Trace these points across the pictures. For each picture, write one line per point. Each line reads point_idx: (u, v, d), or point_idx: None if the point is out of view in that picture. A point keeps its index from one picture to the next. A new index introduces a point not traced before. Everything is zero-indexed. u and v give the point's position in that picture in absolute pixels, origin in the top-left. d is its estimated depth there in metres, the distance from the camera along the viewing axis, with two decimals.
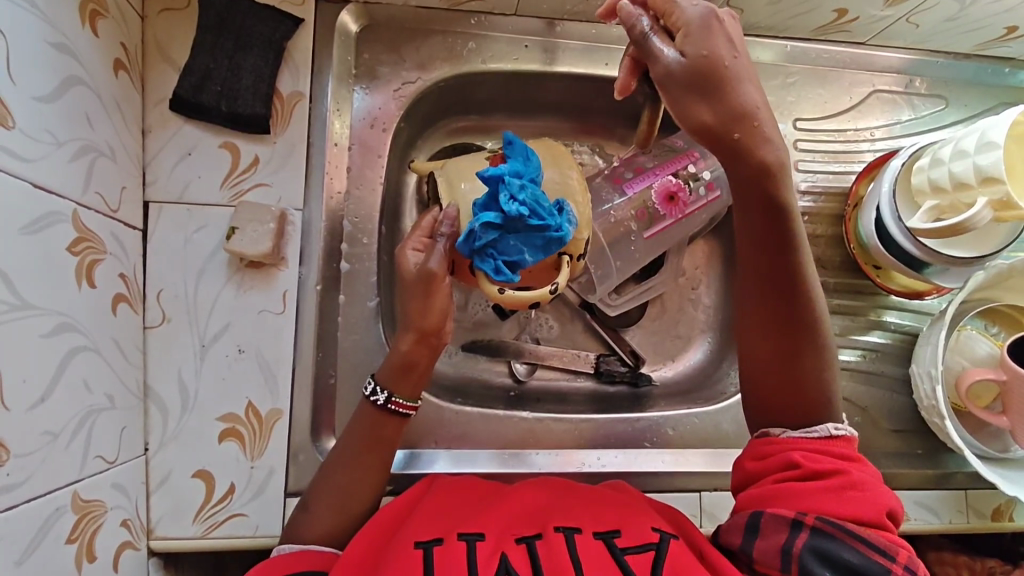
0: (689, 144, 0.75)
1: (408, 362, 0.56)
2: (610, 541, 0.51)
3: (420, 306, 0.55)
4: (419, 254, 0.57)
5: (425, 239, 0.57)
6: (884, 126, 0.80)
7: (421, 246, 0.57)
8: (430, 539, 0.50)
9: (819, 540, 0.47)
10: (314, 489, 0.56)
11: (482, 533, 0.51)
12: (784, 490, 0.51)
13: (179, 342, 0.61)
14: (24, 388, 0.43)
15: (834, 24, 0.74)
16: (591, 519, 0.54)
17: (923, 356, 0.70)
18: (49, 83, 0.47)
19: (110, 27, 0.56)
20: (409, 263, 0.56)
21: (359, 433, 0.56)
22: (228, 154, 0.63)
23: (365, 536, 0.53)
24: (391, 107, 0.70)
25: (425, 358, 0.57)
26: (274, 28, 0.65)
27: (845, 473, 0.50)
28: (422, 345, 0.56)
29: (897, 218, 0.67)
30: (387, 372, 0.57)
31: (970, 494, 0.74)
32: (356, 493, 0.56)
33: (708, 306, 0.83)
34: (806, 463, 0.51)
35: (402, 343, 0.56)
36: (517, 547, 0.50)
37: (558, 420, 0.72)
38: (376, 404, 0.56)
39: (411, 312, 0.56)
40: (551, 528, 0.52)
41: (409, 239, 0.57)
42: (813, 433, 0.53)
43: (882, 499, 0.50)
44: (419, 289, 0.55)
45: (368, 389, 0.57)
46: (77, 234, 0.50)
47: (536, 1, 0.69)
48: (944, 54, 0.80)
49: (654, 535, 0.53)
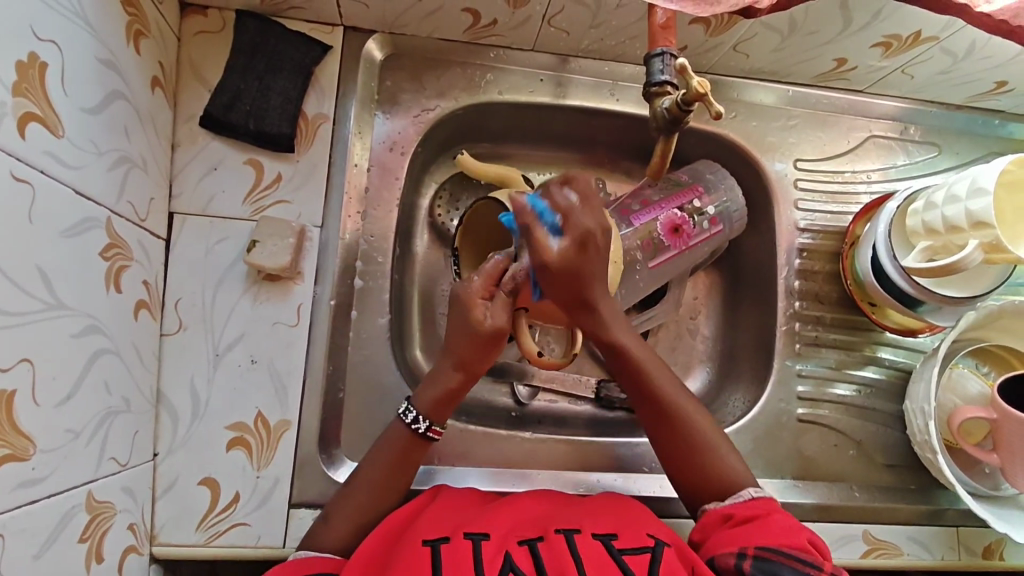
0: (693, 179, 0.76)
1: (450, 394, 0.58)
2: (608, 542, 0.53)
3: (474, 353, 0.56)
4: (485, 304, 0.56)
5: (491, 287, 0.56)
6: (879, 169, 0.83)
7: (488, 296, 0.56)
8: (437, 537, 0.51)
9: (763, 563, 0.51)
10: (337, 503, 0.57)
11: (486, 533, 0.53)
12: (722, 538, 0.55)
13: (195, 351, 0.62)
14: (53, 385, 0.44)
15: (834, 72, 0.78)
16: (590, 522, 0.56)
17: (917, 393, 0.72)
18: (94, 96, 0.50)
19: (150, 46, 0.59)
20: (478, 314, 0.55)
21: (390, 450, 0.58)
22: (252, 170, 0.66)
23: (376, 534, 0.54)
24: (410, 132, 0.73)
25: (463, 388, 0.59)
26: (304, 53, 0.68)
27: (767, 511, 0.55)
28: (467, 380, 0.59)
29: (893, 257, 0.70)
30: (428, 402, 0.58)
31: (962, 532, 0.75)
32: (372, 503, 0.57)
33: (706, 336, 0.85)
34: (738, 513, 0.56)
35: (450, 380, 0.58)
36: (520, 548, 0.51)
37: (560, 442, 0.73)
38: (418, 434, 0.58)
39: (464, 356, 0.57)
40: (552, 530, 0.54)
41: (473, 287, 0.56)
42: (739, 497, 0.58)
43: (803, 530, 0.55)
44: (484, 343, 0.56)
45: (408, 416, 0.58)
46: (109, 240, 0.52)
47: (553, 39, 0.73)
48: (937, 104, 0.84)
49: (650, 540, 0.54)
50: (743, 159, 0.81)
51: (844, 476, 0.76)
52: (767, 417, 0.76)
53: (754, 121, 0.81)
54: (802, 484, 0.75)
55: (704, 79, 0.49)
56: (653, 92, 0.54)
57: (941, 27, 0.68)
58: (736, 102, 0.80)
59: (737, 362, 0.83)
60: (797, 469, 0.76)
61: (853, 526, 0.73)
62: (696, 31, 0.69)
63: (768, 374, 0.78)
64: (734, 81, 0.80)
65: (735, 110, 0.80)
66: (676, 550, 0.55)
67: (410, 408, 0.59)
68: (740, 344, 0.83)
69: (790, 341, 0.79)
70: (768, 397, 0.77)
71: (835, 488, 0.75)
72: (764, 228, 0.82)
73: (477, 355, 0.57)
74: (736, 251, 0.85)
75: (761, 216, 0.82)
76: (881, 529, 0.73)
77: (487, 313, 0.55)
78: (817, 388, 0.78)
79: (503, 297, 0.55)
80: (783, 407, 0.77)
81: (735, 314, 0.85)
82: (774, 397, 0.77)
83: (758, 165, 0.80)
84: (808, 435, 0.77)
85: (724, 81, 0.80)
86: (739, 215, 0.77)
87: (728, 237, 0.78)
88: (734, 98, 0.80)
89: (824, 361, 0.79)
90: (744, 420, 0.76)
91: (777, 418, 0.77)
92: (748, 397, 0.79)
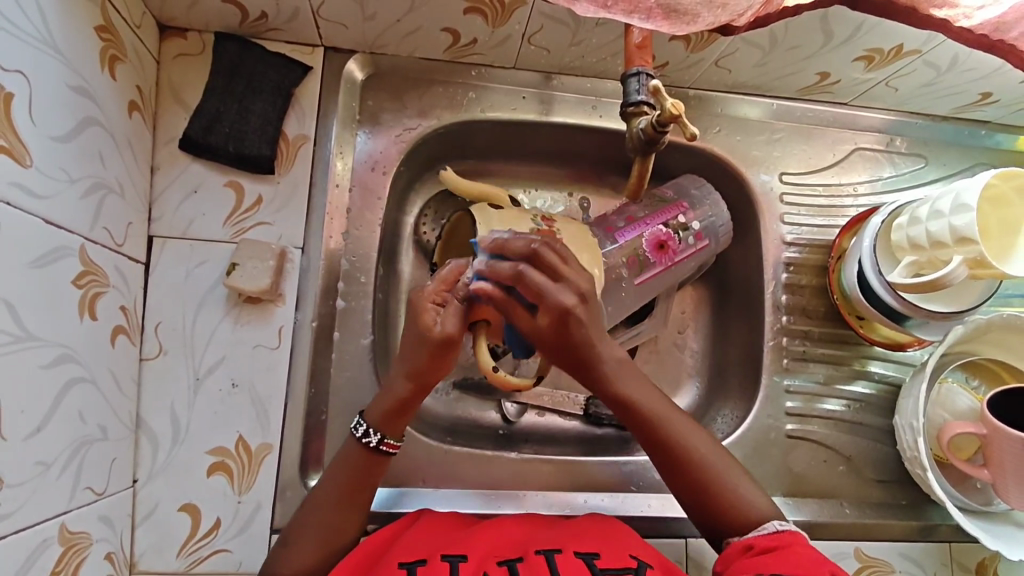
0: (678, 195, 0.76)
1: (402, 406, 0.57)
2: (590, 561, 0.53)
3: (427, 364, 0.54)
4: (438, 310, 0.54)
5: (444, 293, 0.54)
6: (867, 181, 0.83)
7: (440, 302, 0.54)
8: (414, 561, 0.51)
9: None
10: (296, 526, 0.56)
11: (465, 555, 0.52)
12: (743, 565, 0.54)
13: (174, 376, 0.62)
14: (20, 419, 0.44)
15: (817, 86, 0.78)
16: (572, 541, 0.55)
17: (906, 408, 0.72)
18: (65, 124, 0.50)
19: (127, 71, 0.59)
20: (428, 320, 0.53)
21: (345, 469, 0.57)
22: (233, 192, 0.65)
23: (349, 559, 0.54)
24: (392, 151, 0.72)
25: (413, 400, 0.57)
26: (283, 74, 0.68)
27: (790, 543, 0.54)
28: (415, 394, 0.57)
29: (878, 272, 0.70)
30: (378, 414, 0.57)
31: (954, 548, 0.74)
32: (332, 527, 0.56)
33: (696, 350, 0.84)
34: (762, 543, 0.55)
35: (399, 391, 0.56)
36: (499, 570, 0.51)
37: (546, 461, 0.72)
38: (368, 448, 0.57)
39: (414, 365, 0.55)
40: (533, 551, 0.53)
41: (427, 292, 0.54)
42: (763, 530, 0.56)
43: (828, 562, 0.53)
44: (435, 351, 0.53)
45: (358, 430, 0.57)
46: (82, 268, 0.52)
47: (534, 57, 0.72)
48: (923, 116, 0.84)
49: (632, 561, 0.54)
50: (729, 173, 0.80)
51: (834, 493, 0.75)
52: (756, 434, 0.76)
53: (738, 136, 0.80)
54: (792, 501, 0.74)
55: (677, 101, 0.49)
56: (630, 112, 0.54)
57: (921, 41, 0.67)
58: (721, 116, 0.80)
59: (726, 378, 0.82)
60: (787, 486, 0.75)
61: (844, 543, 0.72)
62: (676, 48, 0.69)
63: (756, 391, 0.78)
64: (717, 96, 0.79)
65: (719, 125, 0.80)
66: (659, 570, 0.55)
67: (363, 424, 0.57)
68: (729, 358, 0.83)
69: (778, 356, 0.78)
70: (756, 413, 0.77)
71: (825, 505, 0.74)
72: (751, 242, 0.81)
73: (429, 366, 0.54)
74: (724, 265, 0.84)
75: (748, 230, 0.82)
76: (871, 546, 0.72)
77: (438, 319, 0.53)
78: (806, 404, 0.77)
79: (455, 304, 0.53)
80: (772, 423, 0.76)
81: (723, 329, 0.84)
82: (763, 413, 0.77)
83: (744, 179, 0.80)
84: (798, 451, 0.76)
85: (708, 96, 0.79)
86: (726, 228, 0.77)
87: (714, 251, 0.78)
88: (717, 113, 0.80)
89: (812, 376, 0.78)
90: (732, 437, 0.75)
91: (766, 433, 0.76)
92: (736, 413, 0.78)
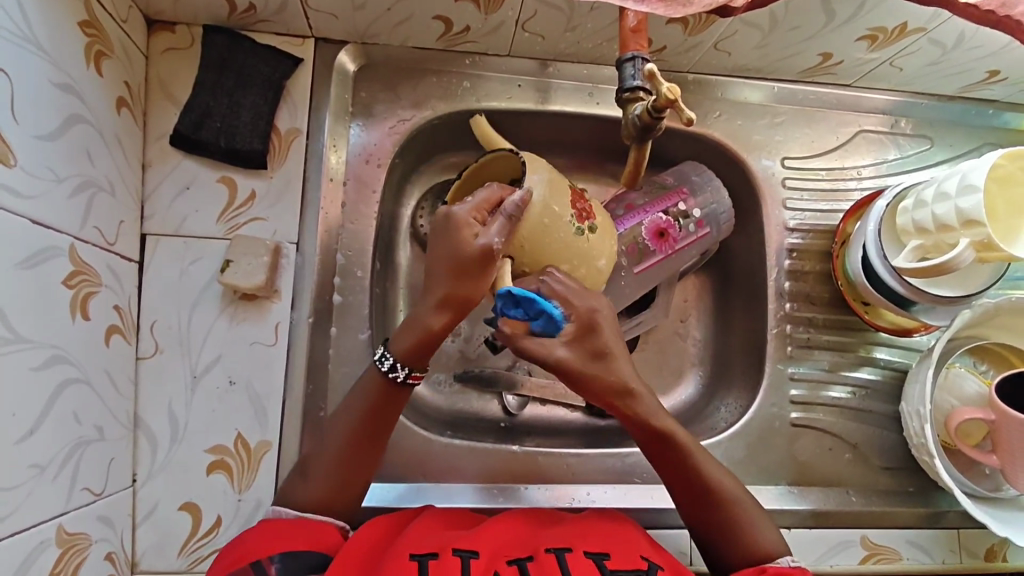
0: (678, 181, 0.74)
1: (430, 336, 0.55)
2: (600, 563, 0.51)
3: (462, 283, 0.53)
4: (478, 227, 0.52)
5: (484, 211, 0.53)
6: (871, 165, 0.81)
7: (480, 220, 0.52)
8: (425, 553, 0.50)
9: None
10: (308, 457, 0.56)
11: (475, 551, 0.51)
12: None
13: (171, 374, 0.62)
14: (12, 422, 0.44)
15: (820, 67, 0.76)
16: (578, 540, 0.54)
17: (912, 394, 0.70)
18: (50, 122, 0.49)
19: (114, 67, 0.58)
20: (467, 235, 0.52)
21: (356, 423, 0.56)
22: (225, 188, 0.64)
23: (362, 535, 0.53)
24: (386, 143, 0.71)
25: (442, 327, 0.55)
26: (274, 66, 0.67)
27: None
28: (444, 317, 0.54)
29: (883, 256, 0.69)
30: (402, 350, 0.55)
31: (963, 534, 0.73)
32: (338, 459, 0.55)
33: (698, 339, 0.83)
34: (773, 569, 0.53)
35: (431, 322, 0.54)
36: (509, 568, 0.50)
37: (548, 454, 0.72)
38: (393, 382, 0.55)
39: (447, 289, 0.53)
40: (543, 549, 0.52)
41: (466, 208, 0.52)
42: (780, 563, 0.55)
43: None
44: (472, 266, 0.52)
45: (384, 365, 0.55)
46: (73, 268, 0.51)
47: (529, 43, 0.71)
48: (928, 96, 0.82)
49: (642, 562, 0.53)
50: (730, 159, 0.79)
51: (840, 481, 0.75)
52: (760, 423, 0.75)
53: (739, 120, 0.79)
54: (798, 490, 0.73)
55: (672, 85, 0.48)
56: (625, 98, 0.53)
57: (926, 18, 0.66)
58: (721, 100, 0.78)
59: (729, 367, 0.81)
60: (792, 475, 0.74)
61: (851, 531, 0.71)
62: (674, 30, 0.68)
63: (760, 379, 0.77)
64: (717, 80, 0.78)
65: (719, 110, 0.78)
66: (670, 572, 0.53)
67: (384, 356, 0.55)
68: (732, 347, 0.82)
69: (782, 344, 0.77)
70: (760, 402, 0.76)
71: (831, 493, 0.73)
72: (753, 229, 0.80)
73: (454, 284, 0.53)
74: (727, 253, 0.83)
75: (750, 216, 0.80)
76: (879, 534, 0.72)
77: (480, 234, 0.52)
78: (811, 392, 0.76)
79: (495, 219, 0.52)
80: (776, 412, 0.75)
81: (726, 318, 0.83)
82: (767, 402, 0.76)
83: (746, 165, 0.79)
84: (803, 439, 0.75)
85: (708, 80, 0.78)
86: (728, 216, 0.75)
87: (715, 239, 0.77)
88: (717, 97, 0.78)
89: (817, 364, 0.77)
90: (736, 426, 0.74)
91: (770, 423, 0.75)
92: (740, 402, 0.78)
